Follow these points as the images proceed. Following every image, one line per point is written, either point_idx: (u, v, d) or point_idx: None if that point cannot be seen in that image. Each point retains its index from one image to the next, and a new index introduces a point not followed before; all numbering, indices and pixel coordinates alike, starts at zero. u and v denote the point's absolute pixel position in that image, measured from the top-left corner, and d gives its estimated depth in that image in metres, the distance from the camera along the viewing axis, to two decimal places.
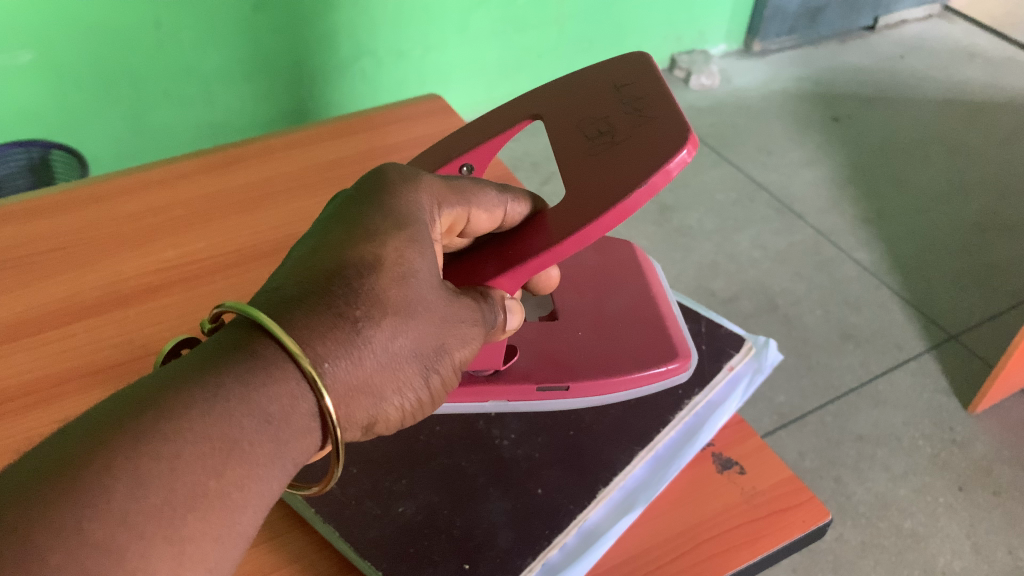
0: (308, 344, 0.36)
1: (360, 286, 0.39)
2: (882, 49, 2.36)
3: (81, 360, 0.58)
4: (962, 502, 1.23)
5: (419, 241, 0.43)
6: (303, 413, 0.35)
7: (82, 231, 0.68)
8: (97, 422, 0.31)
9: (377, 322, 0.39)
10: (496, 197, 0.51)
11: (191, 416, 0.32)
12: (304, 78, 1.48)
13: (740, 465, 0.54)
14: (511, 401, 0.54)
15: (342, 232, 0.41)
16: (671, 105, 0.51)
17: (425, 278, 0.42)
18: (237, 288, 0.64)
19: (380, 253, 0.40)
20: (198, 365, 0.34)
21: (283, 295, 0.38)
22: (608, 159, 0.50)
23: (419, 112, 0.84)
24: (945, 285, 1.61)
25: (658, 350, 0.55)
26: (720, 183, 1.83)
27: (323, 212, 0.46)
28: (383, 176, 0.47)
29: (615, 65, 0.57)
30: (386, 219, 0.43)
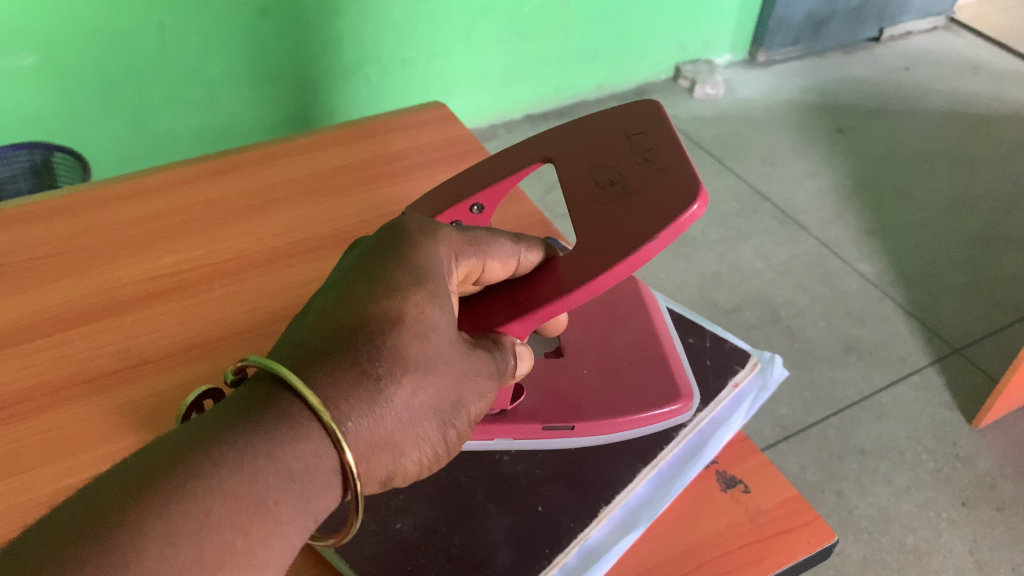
0: (333, 402, 0.37)
1: (382, 342, 0.39)
2: (887, 61, 2.35)
3: (76, 367, 0.57)
4: (965, 517, 1.22)
5: (438, 295, 0.43)
6: (325, 470, 0.36)
7: (80, 237, 0.67)
8: (131, 480, 0.32)
9: (398, 379, 0.39)
10: (510, 248, 0.51)
11: (219, 473, 0.33)
12: (307, 83, 1.48)
13: (744, 483, 0.53)
14: (515, 440, 0.51)
15: (366, 285, 0.42)
16: (683, 159, 0.51)
17: (444, 333, 0.42)
18: (236, 296, 0.64)
19: (401, 308, 0.41)
20: (227, 422, 0.35)
21: (307, 351, 0.39)
22: (620, 209, 0.50)
23: (423, 120, 0.84)
24: (949, 298, 1.60)
25: (659, 389, 0.53)
26: (723, 193, 1.82)
27: (344, 261, 0.47)
28: (403, 225, 0.48)
29: (630, 114, 0.58)
30: (407, 272, 0.43)
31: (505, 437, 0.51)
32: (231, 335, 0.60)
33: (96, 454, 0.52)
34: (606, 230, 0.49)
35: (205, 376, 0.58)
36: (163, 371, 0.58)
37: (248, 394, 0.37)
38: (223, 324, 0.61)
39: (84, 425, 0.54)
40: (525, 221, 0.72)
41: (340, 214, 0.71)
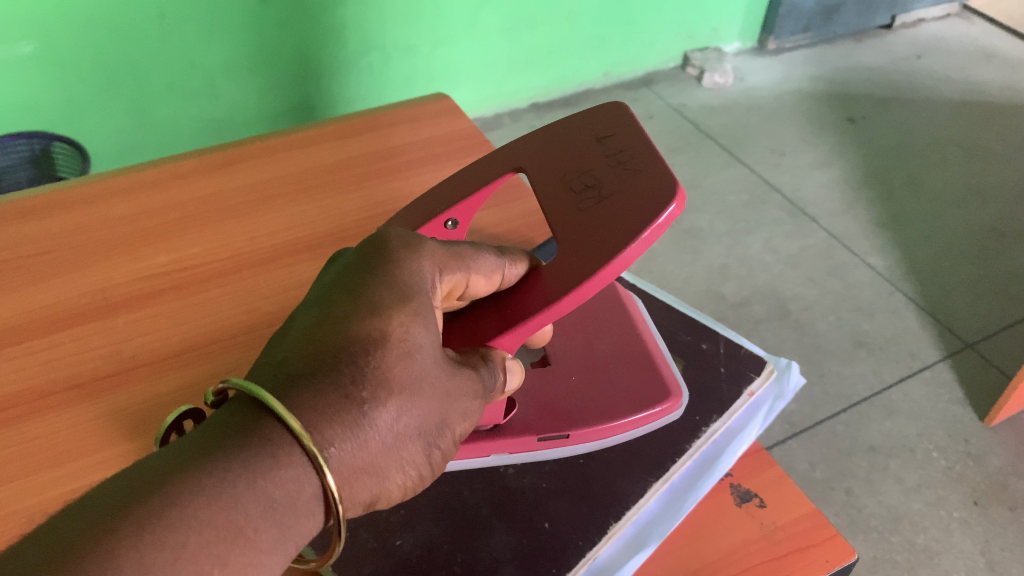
0: (315, 427, 0.35)
1: (366, 364, 0.38)
2: (899, 49, 2.31)
3: (67, 371, 0.55)
4: (977, 517, 1.20)
5: (423, 313, 0.42)
6: (307, 497, 0.35)
7: (72, 233, 0.65)
8: (105, 506, 0.31)
9: (383, 402, 0.37)
10: (495, 261, 0.49)
11: (196, 502, 0.32)
12: (310, 71, 1.45)
13: (759, 497, 0.51)
14: (512, 453, 0.49)
15: (347, 304, 0.40)
16: (656, 158, 0.50)
17: (427, 352, 0.40)
18: (231, 297, 0.61)
19: (385, 328, 0.39)
20: (206, 446, 0.34)
21: (288, 372, 0.37)
22: (598, 214, 0.49)
23: (425, 112, 0.81)
24: (961, 292, 1.57)
25: (650, 389, 0.52)
26: (732, 184, 1.79)
27: (326, 275, 0.45)
28: (386, 239, 0.45)
29: (593, 116, 0.56)
30: (391, 289, 0.41)
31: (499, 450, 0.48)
32: (227, 339, 0.58)
33: (85, 462, 0.50)
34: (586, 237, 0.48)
35: (199, 381, 0.55)
36: (156, 376, 0.55)
37: (220, 419, 0.36)
38: (219, 327, 0.59)
39: (73, 432, 0.52)
40: (529, 218, 0.70)
41: (340, 211, 0.69)
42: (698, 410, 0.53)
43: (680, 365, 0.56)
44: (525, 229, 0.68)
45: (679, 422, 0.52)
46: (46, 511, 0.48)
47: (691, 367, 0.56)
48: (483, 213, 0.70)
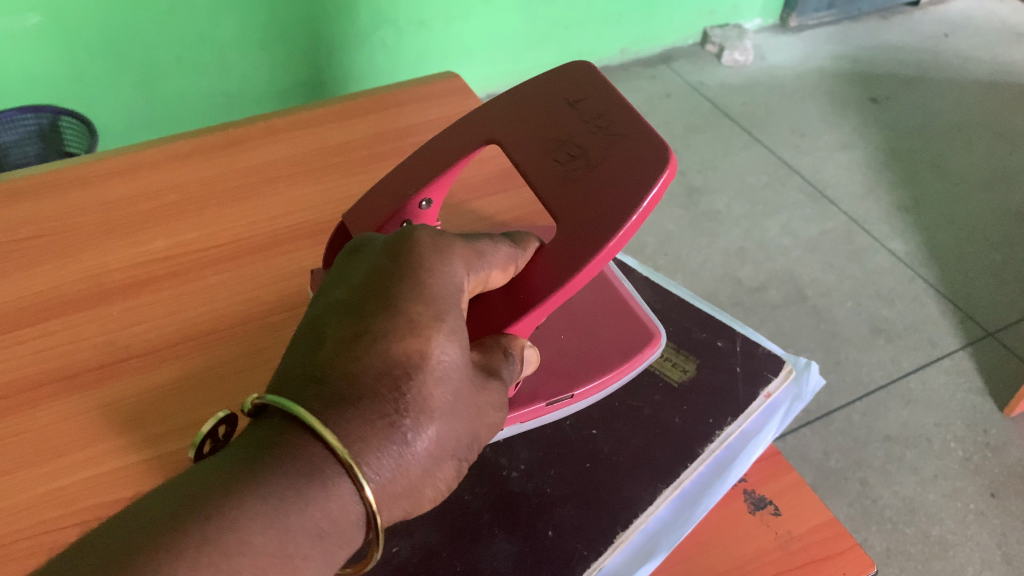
0: (361, 457, 0.35)
1: (407, 389, 0.37)
2: (926, 27, 2.25)
3: (58, 361, 0.53)
4: (994, 509, 1.17)
5: (458, 328, 0.40)
6: (352, 522, 0.35)
7: (67, 218, 0.63)
8: (162, 527, 0.31)
9: (423, 426, 0.37)
10: (508, 253, 0.45)
11: (250, 528, 0.32)
12: (322, 46, 1.42)
13: (774, 504, 0.48)
14: (525, 423, 0.47)
15: (383, 319, 0.38)
16: (637, 117, 0.48)
17: (459, 367, 0.39)
18: (228, 284, 0.59)
19: (424, 348, 0.38)
20: (254, 468, 0.34)
21: (331, 394, 0.36)
22: (595, 183, 0.47)
23: (434, 92, 0.78)
24: (984, 278, 1.53)
25: (632, 336, 0.51)
26: (750, 165, 1.75)
27: (357, 270, 0.42)
28: (414, 239, 0.42)
29: (557, 80, 0.54)
30: (426, 303, 0.39)
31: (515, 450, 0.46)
32: (224, 329, 0.56)
33: (77, 458, 0.49)
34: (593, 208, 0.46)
35: (195, 374, 0.54)
36: (149, 368, 0.54)
37: (267, 436, 0.36)
38: (215, 317, 0.57)
39: (63, 426, 0.50)
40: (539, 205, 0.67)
41: (344, 196, 0.67)
42: (712, 412, 0.50)
43: (694, 364, 0.53)
44: (534, 217, 0.66)
45: (693, 424, 0.49)
46: (32, 508, 0.46)
47: (706, 366, 0.53)
48: (491, 199, 0.67)
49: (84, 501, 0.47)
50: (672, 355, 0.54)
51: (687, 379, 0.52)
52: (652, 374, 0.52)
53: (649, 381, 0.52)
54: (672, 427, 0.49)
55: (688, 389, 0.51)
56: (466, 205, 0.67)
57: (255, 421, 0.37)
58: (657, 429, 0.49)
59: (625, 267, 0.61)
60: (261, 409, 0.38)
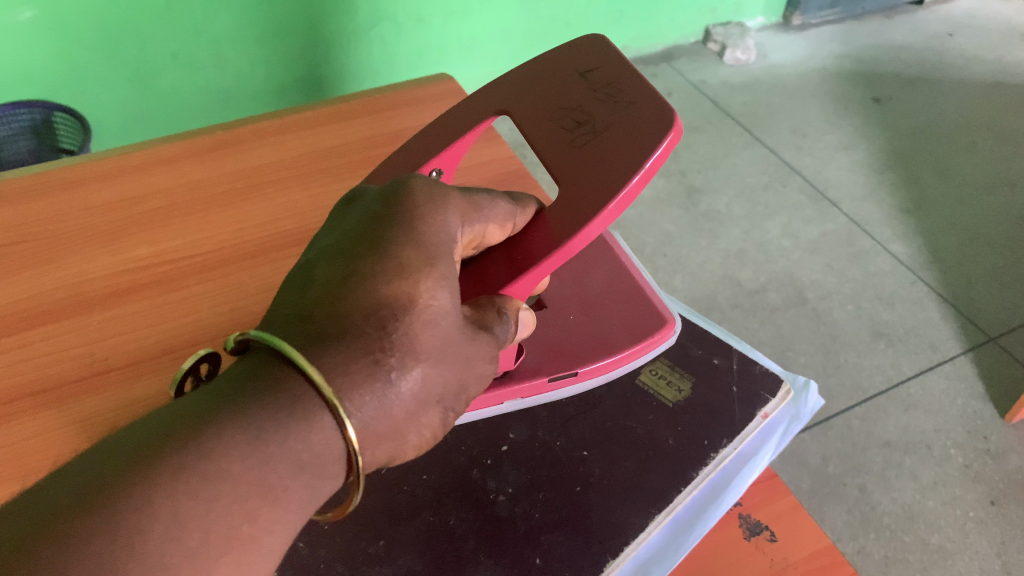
0: (345, 392, 0.33)
1: (394, 329, 0.35)
2: (929, 26, 2.22)
3: (35, 374, 0.52)
4: (994, 518, 1.16)
5: (449, 276, 0.38)
6: (333, 458, 0.33)
7: (49, 222, 0.61)
8: (136, 454, 0.30)
9: (409, 367, 0.35)
10: (507, 210, 0.45)
11: (227, 457, 0.30)
12: (319, 43, 1.40)
13: (770, 530, 0.47)
14: (525, 398, 0.47)
15: (374, 261, 0.37)
16: (647, 87, 0.47)
17: (450, 311, 0.37)
18: (213, 294, 0.58)
19: (413, 291, 0.36)
20: (233, 400, 0.32)
21: (315, 329, 0.34)
22: (599, 151, 0.45)
23: (428, 94, 0.76)
24: (985, 282, 1.52)
25: (644, 319, 0.51)
26: (751, 165, 1.73)
27: (349, 220, 0.41)
28: (409, 192, 0.41)
29: (573, 51, 0.52)
30: (418, 250, 0.38)
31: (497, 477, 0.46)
32: (207, 341, 0.55)
33: None
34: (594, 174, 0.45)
35: None
36: (128, 382, 0.52)
37: (251, 369, 0.34)
38: (198, 328, 0.56)
39: (37, 442, 0.48)
40: None
41: (334, 202, 0.65)
42: (707, 434, 0.49)
43: (689, 383, 0.52)
44: None
45: (687, 446, 0.48)
46: None
47: (702, 385, 0.52)
48: None
49: None
50: (666, 373, 0.52)
51: (682, 399, 0.51)
52: (645, 394, 0.51)
53: (643, 401, 0.50)
54: (666, 449, 0.48)
55: (682, 410, 0.50)
56: None
57: (234, 359, 0.35)
58: (650, 451, 0.48)
59: None
60: (243, 347, 0.36)
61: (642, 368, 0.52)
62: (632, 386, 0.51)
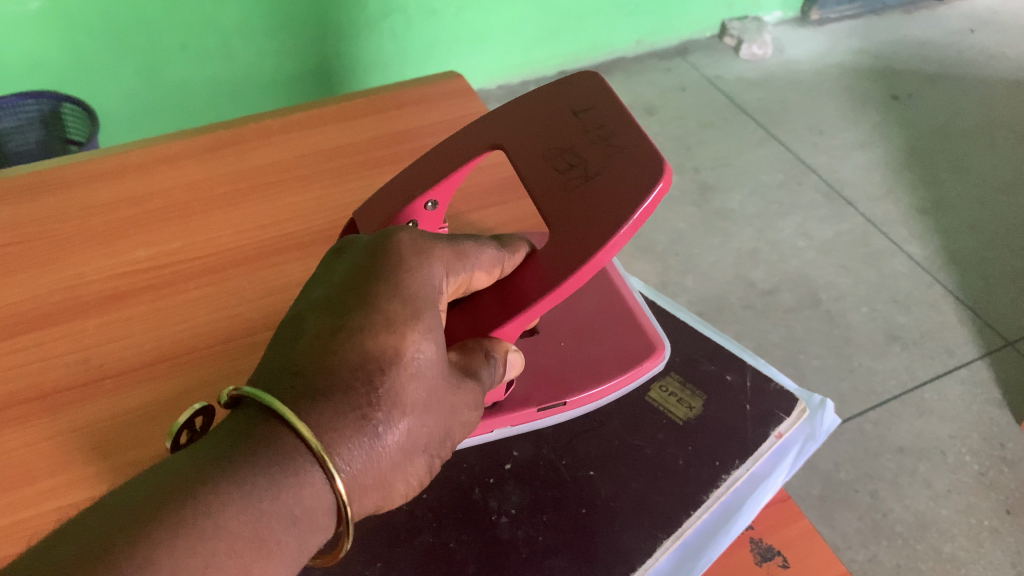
0: (334, 447, 0.33)
1: (381, 383, 0.35)
2: (950, 22, 2.18)
3: (28, 380, 0.51)
4: (1009, 527, 1.13)
5: (435, 326, 0.38)
6: (324, 510, 0.33)
7: (46, 224, 0.60)
8: (131, 512, 0.29)
9: (395, 421, 0.35)
10: (493, 256, 0.43)
11: (222, 513, 0.30)
12: (329, 34, 1.38)
13: (782, 556, 0.46)
14: (513, 427, 0.46)
15: (360, 315, 0.36)
16: (640, 133, 0.45)
17: (434, 364, 0.37)
18: (211, 298, 0.56)
19: (399, 345, 0.36)
20: (225, 456, 0.32)
21: (304, 386, 0.34)
22: (592, 196, 0.44)
23: (435, 93, 0.74)
24: (1004, 285, 1.49)
25: (635, 345, 0.49)
26: (766, 162, 1.70)
27: (335, 267, 0.41)
28: (395, 239, 0.40)
29: (565, 91, 0.51)
30: (405, 302, 0.37)
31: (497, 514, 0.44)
32: (204, 348, 0.53)
33: (40, 487, 0.46)
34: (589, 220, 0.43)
35: (170, 397, 0.51)
36: (122, 390, 0.51)
37: (240, 427, 0.34)
38: (195, 334, 0.54)
39: (27, 452, 0.47)
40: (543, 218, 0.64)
41: (336, 204, 0.64)
42: (718, 454, 0.47)
43: (701, 401, 0.50)
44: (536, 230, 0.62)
45: (697, 467, 0.46)
46: None
47: (713, 403, 0.50)
48: (491, 210, 0.64)
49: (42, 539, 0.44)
50: (676, 390, 0.50)
51: (693, 417, 0.49)
52: (655, 411, 0.49)
53: (652, 419, 0.48)
54: (675, 470, 0.46)
55: (693, 429, 0.48)
56: (464, 216, 0.63)
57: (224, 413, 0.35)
58: (659, 472, 0.46)
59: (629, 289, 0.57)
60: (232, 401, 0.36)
61: (652, 384, 0.50)
62: (641, 403, 0.49)
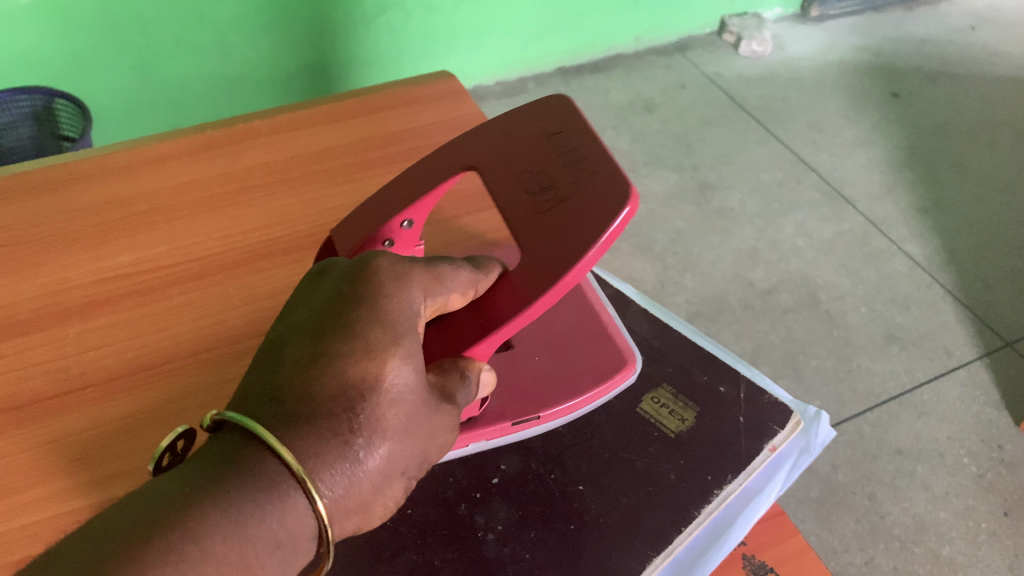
0: (315, 472, 0.34)
1: (359, 411, 0.35)
2: (952, 20, 2.17)
3: (7, 389, 0.50)
4: (1007, 530, 1.12)
5: (414, 352, 0.38)
6: (306, 534, 0.34)
7: (29, 227, 0.59)
8: (122, 539, 0.30)
9: (375, 447, 0.35)
10: (468, 278, 0.43)
11: (209, 539, 0.31)
12: (325, 29, 1.36)
13: (775, 573, 0.44)
14: (488, 441, 0.45)
15: (340, 342, 0.37)
16: (609, 156, 0.44)
17: (416, 387, 0.37)
18: (195, 305, 0.55)
19: (377, 372, 0.36)
20: (210, 482, 0.33)
21: (285, 414, 0.35)
22: (561, 219, 0.43)
23: (428, 94, 0.73)
24: (1004, 286, 1.47)
25: (608, 359, 0.49)
26: (765, 161, 1.69)
27: (317, 292, 0.41)
28: (375, 265, 0.40)
29: (534, 111, 0.50)
30: (384, 329, 0.37)
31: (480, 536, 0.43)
32: (187, 358, 0.52)
33: (16, 500, 0.45)
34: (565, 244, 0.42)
35: (150, 407, 0.49)
36: (102, 400, 0.50)
37: (225, 451, 0.34)
38: (178, 342, 0.53)
39: (4, 464, 0.46)
40: None
41: (326, 208, 0.62)
42: (711, 468, 0.46)
43: (694, 413, 0.49)
44: None
45: (689, 482, 0.45)
46: None
47: (706, 416, 0.48)
48: (484, 214, 0.63)
49: (16, 554, 0.43)
50: (668, 401, 0.49)
51: (685, 430, 0.48)
52: (646, 423, 0.48)
53: (643, 432, 0.47)
54: (666, 485, 0.45)
55: (685, 442, 0.47)
56: (455, 220, 0.62)
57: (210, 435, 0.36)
58: (650, 487, 0.45)
59: (624, 298, 0.56)
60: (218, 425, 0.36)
61: (643, 395, 0.49)
62: (632, 415, 0.48)
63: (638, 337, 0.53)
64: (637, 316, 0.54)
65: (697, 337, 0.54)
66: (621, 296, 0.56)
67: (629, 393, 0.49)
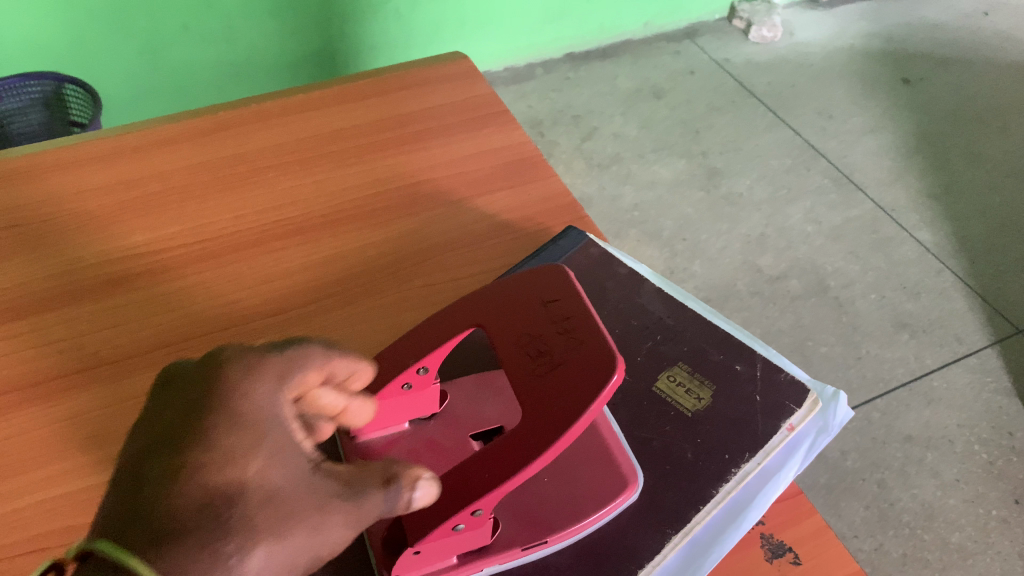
0: None
1: (229, 514, 0.29)
2: (963, 5, 2.14)
3: (21, 367, 0.50)
4: (1018, 517, 1.12)
5: (286, 444, 0.32)
6: None
7: (42, 207, 0.59)
8: None
9: (252, 553, 0.29)
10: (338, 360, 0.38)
11: None
12: (333, 16, 1.36)
13: (794, 552, 0.44)
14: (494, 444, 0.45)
15: (197, 448, 0.30)
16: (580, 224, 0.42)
17: (295, 490, 0.31)
18: (209, 284, 0.55)
19: (242, 472, 0.30)
20: None
21: (143, 534, 0.28)
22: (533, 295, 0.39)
23: (439, 75, 0.73)
24: (1015, 272, 1.46)
25: None
26: (775, 147, 1.67)
27: (158, 406, 0.34)
28: (227, 361, 0.34)
29: None
30: (244, 429, 0.32)
31: (493, 562, 0.39)
32: (201, 336, 0.52)
33: (33, 477, 0.45)
34: (561, 338, 0.37)
35: None
36: (116, 378, 0.50)
37: None
38: (191, 321, 0.53)
39: (20, 442, 0.46)
40: (548, 204, 0.62)
41: (337, 188, 0.62)
42: (728, 447, 0.46)
43: (710, 392, 0.48)
44: (542, 217, 0.61)
45: (706, 461, 0.45)
46: None
47: (723, 394, 0.48)
48: (496, 195, 0.62)
49: (34, 529, 0.42)
50: (684, 380, 0.49)
51: (701, 409, 0.47)
52: (662, 402, 0.48)
53: (659, 411, 0.47)
54: (683, 464, 0.45)
55: (702, 421, 0.47)
56: (468, 201, 0.62)
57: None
58: (667, 466, 0.45)
59: (639, 277, 0.55)
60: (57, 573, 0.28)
61: (659, 375, 0.49)
62: (648, 395, 0.48)
63: (653, 316, 0.52)
64: (651, 293, 0.53)
65: (712, 315, 0.54)
66: (635, 275, 0.55)
67: (645, 372, 0.49)
